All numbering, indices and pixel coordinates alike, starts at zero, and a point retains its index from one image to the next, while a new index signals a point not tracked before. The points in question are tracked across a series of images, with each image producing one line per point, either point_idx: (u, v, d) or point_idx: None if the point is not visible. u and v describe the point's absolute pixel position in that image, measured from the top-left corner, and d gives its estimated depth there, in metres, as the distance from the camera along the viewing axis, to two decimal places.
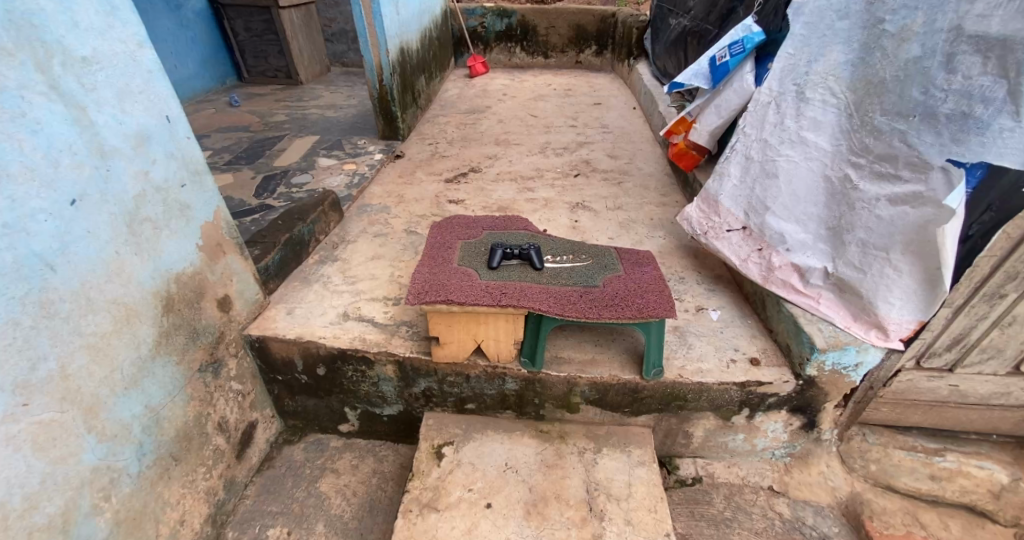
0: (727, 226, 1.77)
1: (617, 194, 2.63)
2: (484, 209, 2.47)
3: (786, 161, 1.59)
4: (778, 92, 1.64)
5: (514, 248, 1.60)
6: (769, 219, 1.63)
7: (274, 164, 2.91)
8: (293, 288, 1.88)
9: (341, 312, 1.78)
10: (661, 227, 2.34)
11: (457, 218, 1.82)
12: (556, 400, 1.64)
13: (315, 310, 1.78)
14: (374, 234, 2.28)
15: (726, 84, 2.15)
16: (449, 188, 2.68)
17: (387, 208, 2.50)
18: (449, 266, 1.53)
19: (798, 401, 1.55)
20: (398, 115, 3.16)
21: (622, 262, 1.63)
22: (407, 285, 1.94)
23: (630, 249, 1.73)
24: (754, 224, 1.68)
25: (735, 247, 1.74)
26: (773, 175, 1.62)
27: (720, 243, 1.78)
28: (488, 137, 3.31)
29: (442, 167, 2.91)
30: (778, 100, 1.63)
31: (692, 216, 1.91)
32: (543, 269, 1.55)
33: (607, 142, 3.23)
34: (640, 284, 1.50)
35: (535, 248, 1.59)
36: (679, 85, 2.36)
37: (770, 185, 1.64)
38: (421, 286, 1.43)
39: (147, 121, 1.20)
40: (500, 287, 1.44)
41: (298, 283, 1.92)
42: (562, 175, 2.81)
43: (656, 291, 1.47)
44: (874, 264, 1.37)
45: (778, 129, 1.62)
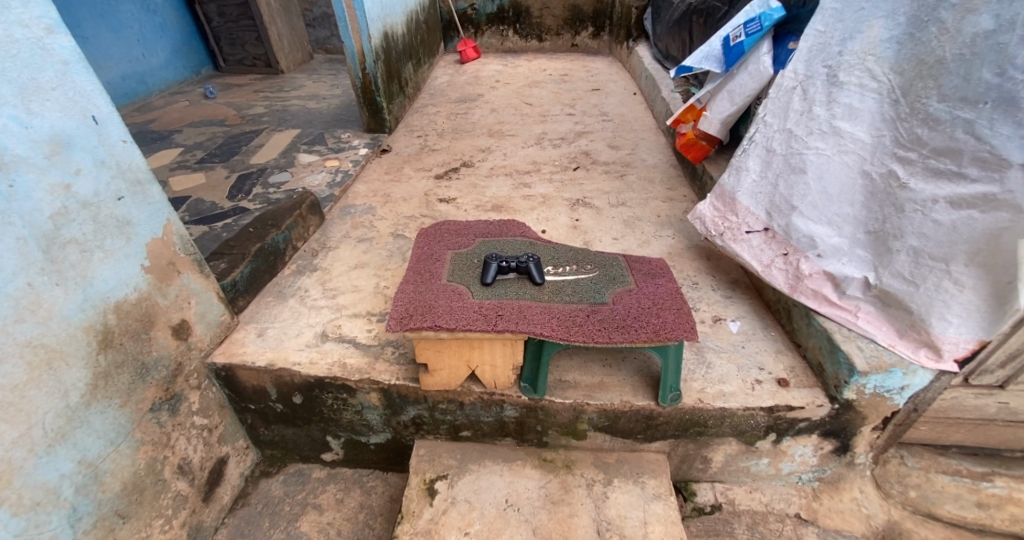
0: (747, 227, 1.64)
1: (620, 189, 2.43)
2: (477, 208, 2.28)
3: (816, 154, 1.43)
4: (805, 76, 1.50)
5: (511, 260, 1.39)
6: (795, 220, 1.47)
7: (251, 162, 2.69)
8: (266, 304, 1.69)
9: (319, 332, 1.60)
10: (668, 225, 2.16)
11: (447, 224, 1.63)
12: (560, 427, 1.47)
13: (290, 331, 1.59)
14: (358, 238, 2.09)
15: (740, 67, 1.96)
16: (440, 185, 2.48)
17: (372, 209, 2.30)
18: (436, 283, 1.34)
19: (832, 425, 1.37)
20: (384, 106, 2.94)
21: (632, 272, 1.43)
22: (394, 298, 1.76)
23: (642, 256, 1.52)
24: (778, 226, 1.54)
25: (756, 250, 1.60)
26: (800, 170, 1.47)
27: (739, 245, 1.65)
28: (481, 128, 3.09)
29: (431, 162, 2.70)
30: (805, 84, 1.50)
31: (706, 215, 1.80)
32: (544, 283, 1.36)
33: (607, 131, 3.03)
34: (654, 301, 1.30)
35: (535, 258, 1.39)
36: (687, 69, 2.16)
37: (795, 181, 1.49)
38: (405, 308, 1.24)
39: (66, 124, 1.01)
40: (496, 308, 1.25)
41: (272, 298, 1.72)
42: (561, 168, 2.61)
43: (673, 308, 1.28)
44: (930, 276, 1.16)
45: (805, 118, 1.48)
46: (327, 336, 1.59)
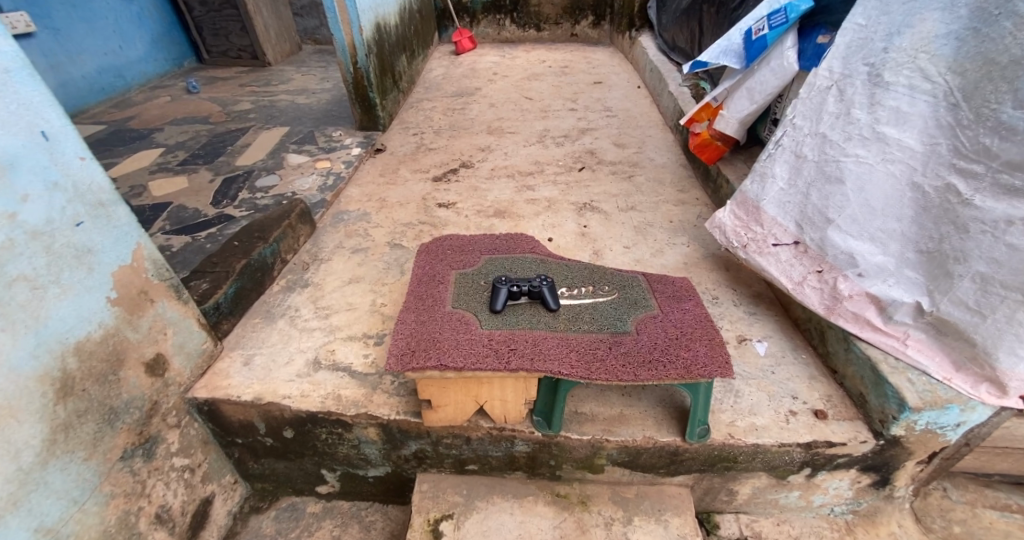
0: (774, 240, 1.52)
1: (629, 191, 2.28)
2: (479, 213, 2.13)
3: (856, 163, 1.30)
4: (842, 74, 1.36)
5: (521, 282, 1.25)
6: (831, 234, 1.34)
7: (236, 163, 2.51)
8: (253, 326, 1.55)
9: (310, 358, 1.46)
10: (683, 231, 2.02)
11: (450, 239, 1.50)
12: (575, 462, 1.35)
13: (278, 357, 1.45)
14: (352, 249, 1.95)
15: (762, 62, 1.81)
16: (438, 188, 2.32)
17: (367, 215, 2.15)
18: (440, 311, 1.20)
19: (873, 460, 1.26)
20: (377, 102, 2.77)
21: (655, 295, 1.30)
22: (392, 317, 1.63)
23: (664, 275, 1.39)
24: (810, 239, 1.42)
25: (785, 265, 1.47)
26: (837, 180, 1.34)
27: (765, 259, 1.53)
28: (479, 125, 2.93)
29: (428, 163, 2.54)
30: (841, 83, 1.36)
31: (726, 224, 1.67)
32: (559, 309, 1.23)
33: (612, 127, 2.87)
34: (682, 329, 1.18)
35: (548, 281, 1.25)
36: (702, 64, 2.01)
37: (830, 191, 1.36)
38: (406, 342, 1.10)
39: (8, 143, 0.87)
40: (507, 341, 1.12)
41: (259, 320, 1.58)
42: (566, 168, 2.46)
43: (703, 339, 1.15)
44: (1002, 307, 1.03)
45: (843, 122, 1.35)
46: (320, 363, 1.45)
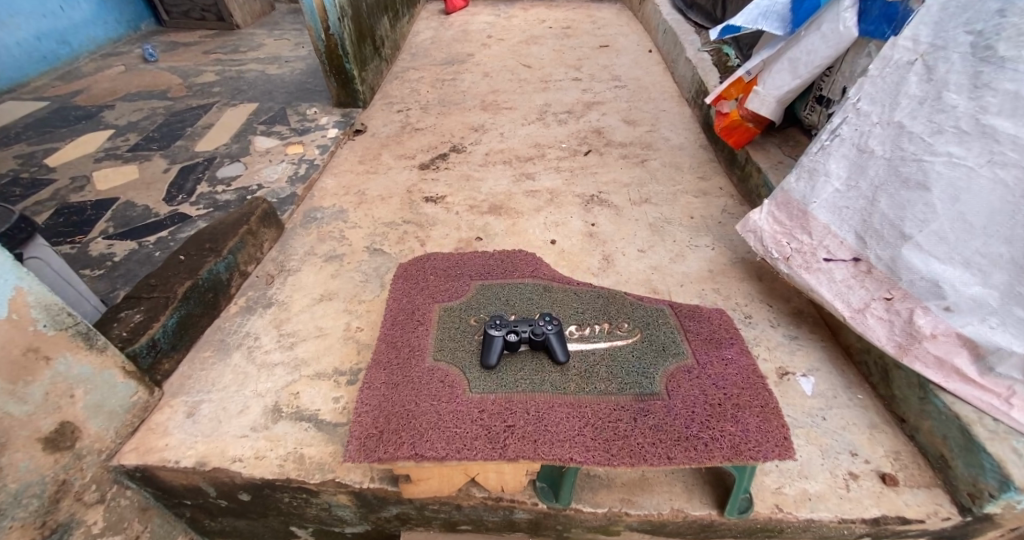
0: (826, 254, 1.25)
1: (642, 179, 1.98)
2: (471, 209, 1.82)
3: (948, 164, 1.03)
4: (930, 47, 1.11)
5: (519, 326, 0.99)
6: (908, 253, 1.08)
7: (195, 149, 2.02)
8: (201, 362, 1.27)
9: (269, 405, 1.18)
10: (706, 229, 1.74)
11: (434, 260, 1.24)
12: (588, 527, 1.11)
13: (229, 404, 1.18)
14: (325, 256, 1.63)
15: (810, 27, 1.48)
16: (425, 177, 1.99)
17: (343, 212, 1.81)
18: (417, 368, 0.95)
19: (951, 533, 1.03)
20: (355, 75, 2.33)
21: (687, 337, 1.05)
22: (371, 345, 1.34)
23: (695, 306, 1.13)
24: (875, 257, 1.15)
25: (840, 286, 1.21)
26: (919, 185, 1.08)
27: (814, 277, 1.26)
28: (472, 99, 2.54)
29: (413, 146, 2.17)
30: (929, 58, 1.11)
31: (764, 230, 1.40)
32: (569, 362, 0.97)
33: (622, 99, 2.51)
34: (725, 390, 0.92)
35: (557, 325, 0.99)
36: (734, 30, 1.67)
37: (908, 199, 1.09)
38: (371, 418, 0.86)
39: None
40: (502, 413, 0.87)
41: (210, 353, 1.29)
42: (570, 152, 2.14)
43: (752, 404, 0.90)
44: None
45: (930, 110, 1.08)
46: (280, 411, 1.17)
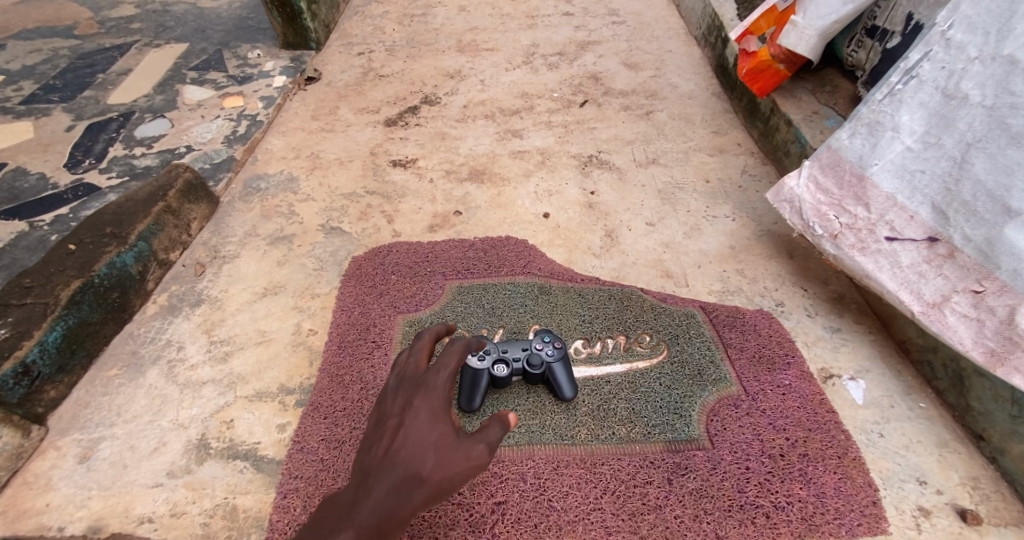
0: (889, 230, 0.97)
1: (649, 134, 1.67)
2: (447, 177, 1.50)
3: None
4: None
5: (515, 355, 0.85)
6: (1013, 234, 0.81)
7: (103, 100, 1.56)
8: (105, 385, 0.97)
9: (192, 439, 0.90)
10: (725, 195, 1.45)
11: (405, 261, 1.19)
12: None
13: (138, 442, 0.89)
14: (269, 238, 1.28)
15: None
16: (391, 134, 1.63)
17: (293, 180, 1.44)
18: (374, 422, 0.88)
19: None
20: (303, 8, 1.79)
21: (732, 358, 0.94)
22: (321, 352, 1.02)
23: (740, 311, 1.02)
24: (960, 238, 0.88)
25: (907, 273, 0.94)
26: None
27: (871, 259, 0.99)
28: (446, 38, 2.08)
29: (378, 97, 1.76)
30: None
31: (804, 197, 1.10)
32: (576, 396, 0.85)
33: (621, 37, 2.12)
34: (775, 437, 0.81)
35: (562, 351, 0.85)
36: None
37: (1017, 162, 0.81)
38: (313, 474, 0.82)
39: None
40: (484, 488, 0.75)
41: (117, 373, 0.99)
42: (563, 103, 1.80)
43: (813, 458, 0.79)
44: None
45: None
46: (206, 448, 0.88)
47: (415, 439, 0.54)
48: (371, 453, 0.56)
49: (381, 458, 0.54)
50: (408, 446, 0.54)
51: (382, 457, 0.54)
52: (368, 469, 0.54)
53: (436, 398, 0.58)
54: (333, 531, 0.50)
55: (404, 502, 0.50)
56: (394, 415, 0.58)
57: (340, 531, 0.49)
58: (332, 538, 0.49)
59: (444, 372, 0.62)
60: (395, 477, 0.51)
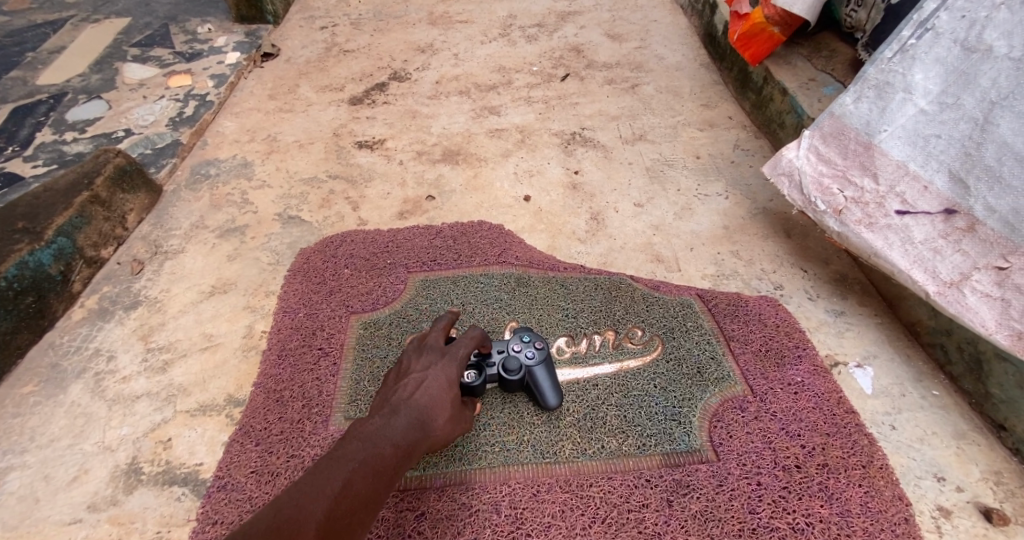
0: (899, 203, 0.86)
1: (634, 108, 1.56)
2: (418, 158, 1.38)
3: None
4: None
5: (490, 362, 0.76)
6: None
7: (31, 81, 1.39)
8: (17, 406, 0.85)
9: (120, 465, 0.78)
10: (716, 170, 1.35)
11: (363, 252, 1.07)
12: None
13: (55, 470, 0.78)
14: (219, 230, 1.15)
15: None
16: (357, 113, 1.49)
17: (247, 165, 1.31)
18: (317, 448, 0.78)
19: None
20: None
21: (735, 354, 0.88)
22: (262, 358, 0.90)
23: (738, 303, 0.96)
24: (982, 209, 0.78)
25: (921, 250, 0.83)
26: None
27: (881, 236, 0.87)
28: (417, 10, 1.93)
29: (342, 74, 1.62)
30: None
31: (802, 168, 0.99)
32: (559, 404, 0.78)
33: (603, 6, 1.98)
34: (786, 441, 0.76)
35: (543, 352, 0.78)
36: None
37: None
38: (235, 516, 0.71)
39: None
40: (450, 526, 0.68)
41: (33, 390, 0.87)
42: (542, 78, 1.67)
43: (828, 467, 0.74)
44: None
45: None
46: (136, 474, 0.77)
47: (439, 384, 0.61)
48: (397, 390, 0.59)
49: (409, 394, 0.58)
50: (433, 392, 0.60)
51: (410, 395, 0.58)
52: (398, 403, 0.57)
53: (458, 363, 0.66)
54: (370, 442, 0.51)
55: (424, 437, 0.56)
56: (419, 364, 0.64)
57: (379, 446, 0.51)
58: (373, 448, 0.51)
59: (468, 343, 0.70)
60: (427, 412, 0.57)
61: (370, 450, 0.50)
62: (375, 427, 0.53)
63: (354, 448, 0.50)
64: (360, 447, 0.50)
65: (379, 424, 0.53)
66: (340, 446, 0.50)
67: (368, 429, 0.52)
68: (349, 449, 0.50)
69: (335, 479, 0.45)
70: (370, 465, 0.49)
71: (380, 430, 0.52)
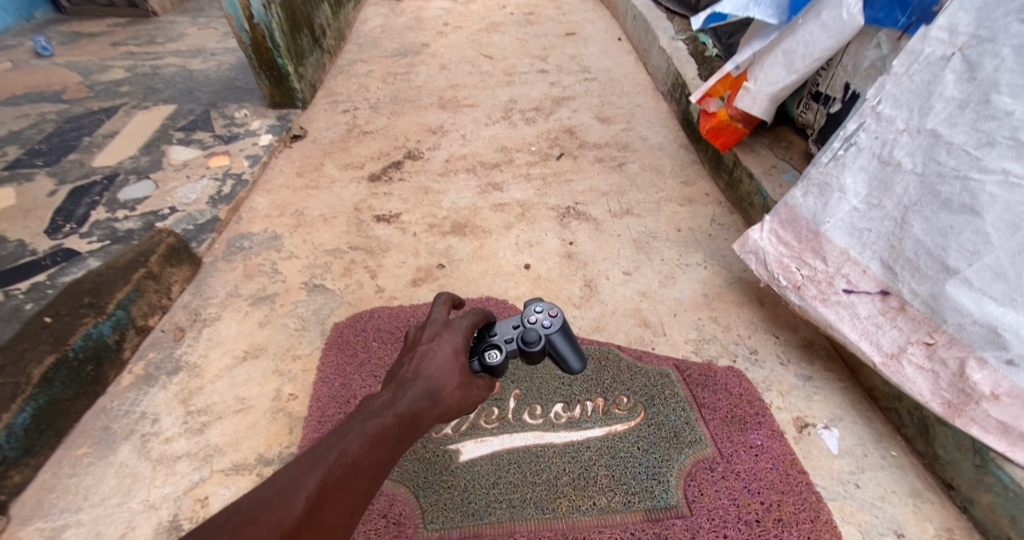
0: (846, 283, 1.00)
1: (621, 185, 1.73)
2: (430, 231, 1.53)
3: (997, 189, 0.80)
4: (969, 36, 0.85)
5: (506, 337, 0.84)
6: (952, 290, 0.85)
7: (88, 164, 1.56)
8: (73, 466, 0.95)
9: (164, 522, 0.88)
10: (696, 243, 1.50)
11: (387, 327, 1.20)
12: None
13: (107, 527, 0.87)
14: (251, 299, 1.28)
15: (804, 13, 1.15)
16: (376, 190, 1.66)
17: (277, 238, 1.46)
18: None
19: None
20: (291, 72, 1.83)
21: (708, 420, 1.00)
22: (301, 425, 1.01)
23: (710, 373, 1.09)
24: (909, 294, 0.92)
25: (866, 325, 0.97)
26: (965, 213, 0.84)
27: (833, 310, 1.01)
28: (429, 95, 2.15)
29: (361, 153, 1.80)
30: (971, 50, 0.85)
31: (765, 250, 1.14)
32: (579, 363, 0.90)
33: (594, 92, 2.20)
34: (753, 500, 0.88)
35: (557, 321, 0.88)
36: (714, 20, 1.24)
37: (949, 225, 0.86)
38: None
39: None
40: None
41: (86, 452, 0.97)
42: (540, 157, 1.86)
43: (792, 523, 0.85)
44: None
45: (974, 117, 0.83)
46: (178, 531, 0.87)
47: (443, 358, 0.72)
48: (406, 367, 0.71)
49: (415, 369, 0.70)
50: (439, 365, 0.71)
51: (417, 371, 0.69)
52: (405, 378, 0.69)
53: (460, 336, 0.77)
54: (377, 413, 0.63)
55: (434, 403, 0.67)
56: (424, 345, 0.75)
57: (384, 415, 0.62)
58: (378, 417, 0.62)
59: (468, 320, 0.81)
60: (431, 383, 0.68)
61: (377, 415, 0.62)
62: (385, 399, 0.65)
63: (362, 420, 0.61)
64: (364, 419, 0.61)
65: (385, 398, 0.65)
66: (353, 418, 0.62)
67: (377, 402, 0.64)
68: (358, 418, 0.62)
69: (335, 447, 0.56)
70: (373, 432, 0.60)
71: (386, 402, 0.64)
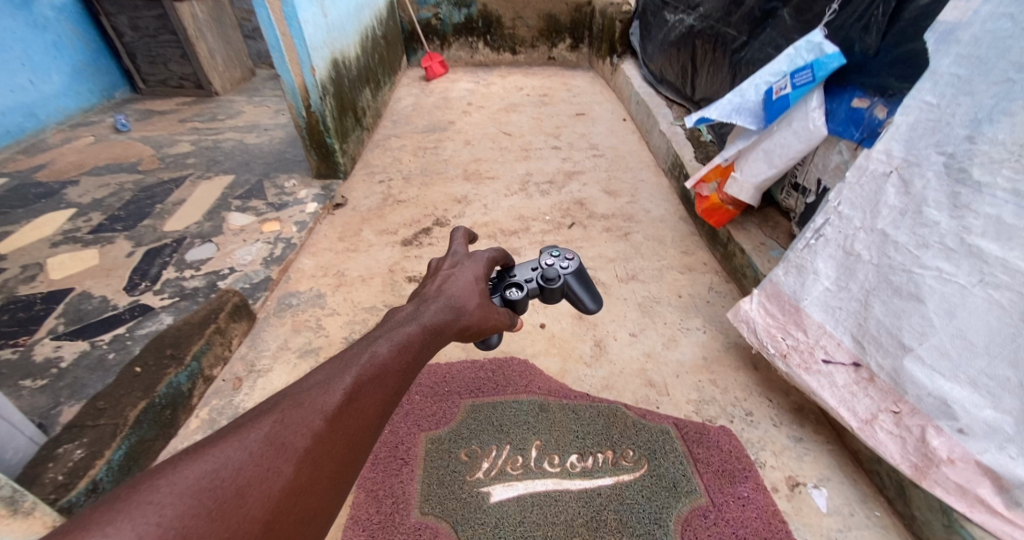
0: (824, 354, 1.15)
1: (627, 254, 1.91)
2: None
3: (938, 277, 0.97)
4: (902, 160, 1.04)
5: (528, 276, 0.96)
6: (909, 364, 1.00)
7: (159, 228, 1.78)
8: None
9: None
10: (695, 309, 1.66)
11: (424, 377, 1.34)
12: None
13: None
14: (298, 351, 1.45)
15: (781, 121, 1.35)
16: (409, 253, 1.86)
17: (320, 296, 1.64)
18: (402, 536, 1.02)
19: None
20: (337, 148, 2.08)
21: (702, 473, 1.15)
22: None
23: (705, 430, 1.23)
24: (875, 366, 1.06)
25: (843, 393, 1.11)
26: (913, 297, 1.00)
27: (815, 378, 1.16)
28: (455, 168, 2.39)
29: (395, 221, 2.01)
30: (905, 171, 1.04)
31: (755, 319, 1.30)
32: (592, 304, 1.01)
33: (602, 167, 2.44)
34: None
35: (573, 265, 0.99)
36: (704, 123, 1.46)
37: (903, 309, 1.02)
38: None
39: None
40: None
41: None
42: (554, 226, 2.06)
43: None
44: None
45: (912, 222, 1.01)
46: None
47: (462, 285, 0.83)
48: (429, 289, 0.82)
49: (437, 291, 0.81)
50: (459, 289, 0.82)
51: (438, 293, 0.80)
52: (427, 298, 0.79)
53: (480, 265, 0.88)
54: (403, 324, 0.72)
55: (455, 319, 0.78)
56: (445, 272, 0.87)
57: (410, 325, 0.72)
58: (405, 326, 0.71)
59: (487, 254, 0.92)
60: (453, 304, 0.79)
61: (406, 325, 0.71)
62: (410, 312, 0.75)
63: (391, 330, 0.70)
64: (392, 329, 0.71)
65: (410, 311, 0.75)
66: (384, 328, 0.72)
67: (403, 314, 0.75)
68: (387, 328, 0.71)
69: (367, 350, 0.65)
70: (399, 339, 0.68)
71: (411, 314, 0.74)
